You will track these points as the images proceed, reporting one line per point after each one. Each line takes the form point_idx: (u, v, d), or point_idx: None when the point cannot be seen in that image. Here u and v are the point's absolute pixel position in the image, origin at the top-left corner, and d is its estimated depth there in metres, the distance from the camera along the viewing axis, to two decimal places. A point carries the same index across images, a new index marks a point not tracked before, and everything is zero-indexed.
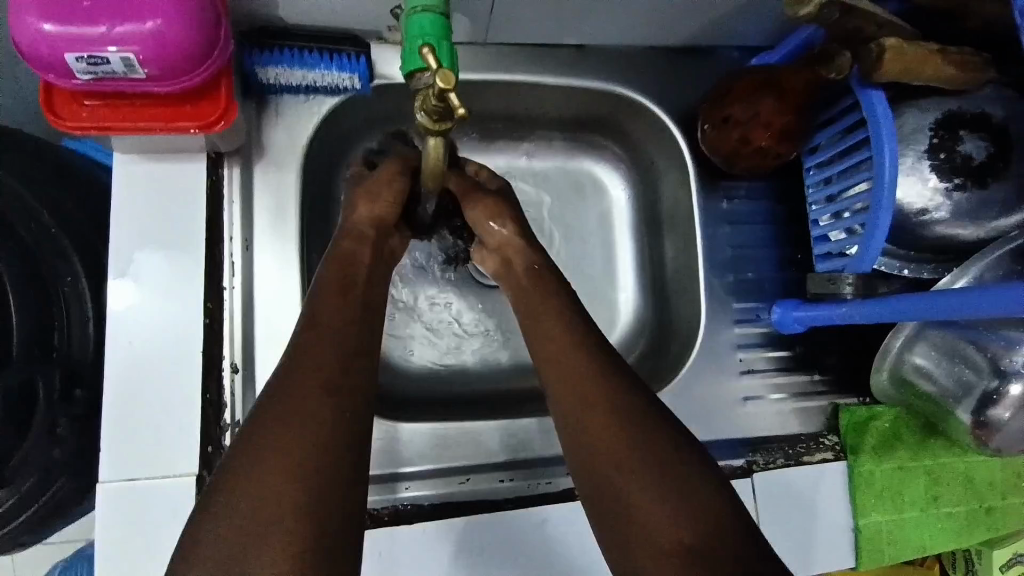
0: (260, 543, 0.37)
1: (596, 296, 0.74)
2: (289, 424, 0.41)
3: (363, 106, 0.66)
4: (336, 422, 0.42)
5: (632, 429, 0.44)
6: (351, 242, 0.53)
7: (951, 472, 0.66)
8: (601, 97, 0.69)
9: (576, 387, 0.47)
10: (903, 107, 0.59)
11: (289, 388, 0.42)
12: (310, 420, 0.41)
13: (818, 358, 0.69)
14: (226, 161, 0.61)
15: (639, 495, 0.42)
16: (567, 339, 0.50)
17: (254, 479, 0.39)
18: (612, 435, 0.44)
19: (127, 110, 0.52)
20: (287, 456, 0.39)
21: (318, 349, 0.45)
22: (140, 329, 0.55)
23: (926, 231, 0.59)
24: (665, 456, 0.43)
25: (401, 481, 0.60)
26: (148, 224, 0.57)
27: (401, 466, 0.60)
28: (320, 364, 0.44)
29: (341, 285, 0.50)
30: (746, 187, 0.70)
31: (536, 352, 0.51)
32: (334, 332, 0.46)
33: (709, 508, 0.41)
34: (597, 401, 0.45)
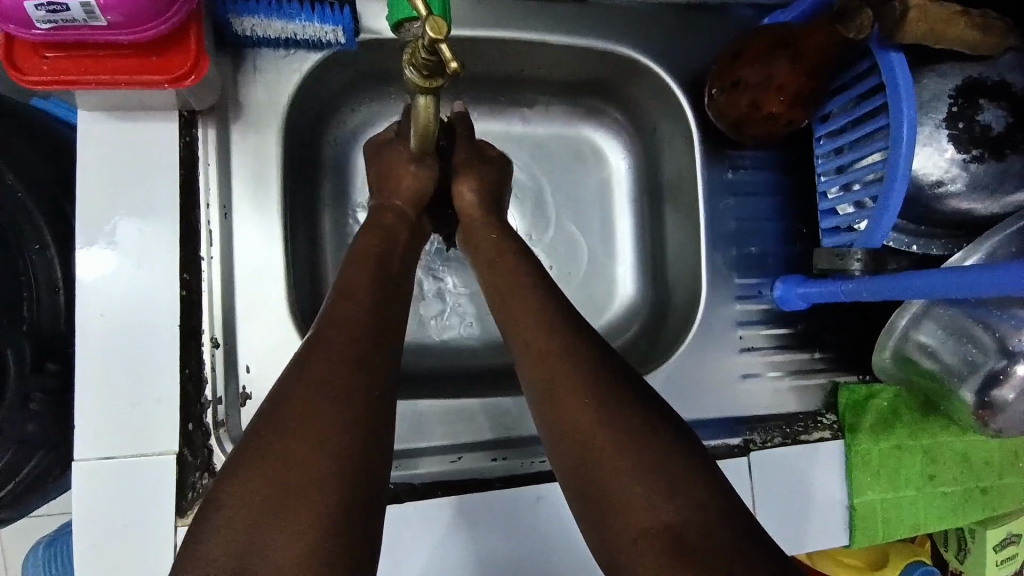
0: (277, 525, 0.36)
1: (592, 271, 0.72)
2: (307, 402, 0.40)
3: (348, 63, 0.61)
4: (357, 402, 0.40)
5: (648, 428, 0.42)
6: (394, 216, 0.54)
7: (949, 452, 0.65)
8: (603, 59, 0.65)
9: (558, 388, 0.45)
10: (922, 72, 0.56)
11: (299, 378, 0.41)
12: (330, 399, 0.40)
13: (818, 336, 0.67)
14: (201, 120, 0.56)
15: (624, 501, 0.40)
16: (551, 336, 0.47)
17: (270, 458, 0.38)
18: (594, 430, 0.42)
19: (90, 62, 0.47)
20: (308, 435, 0.38)
21: (340, 328, 0.44)
22: (115, 301, 0.53)
23: (940, 205, 0.56)
24: (655, 459, 0.41)
25: (415, 458, 0.60)
26: (120, 188, 0.53)
27: (406, 441, 0.60)
28: (339, 346, 0.43)
29: (374, 269, 0.49)
30: (752, 157, 0.67)
31: (533, 339, 0.47)
32: (346, 325, 0.44)
33: (699, 502, 0.39)
34: (592, 393, 0.44)
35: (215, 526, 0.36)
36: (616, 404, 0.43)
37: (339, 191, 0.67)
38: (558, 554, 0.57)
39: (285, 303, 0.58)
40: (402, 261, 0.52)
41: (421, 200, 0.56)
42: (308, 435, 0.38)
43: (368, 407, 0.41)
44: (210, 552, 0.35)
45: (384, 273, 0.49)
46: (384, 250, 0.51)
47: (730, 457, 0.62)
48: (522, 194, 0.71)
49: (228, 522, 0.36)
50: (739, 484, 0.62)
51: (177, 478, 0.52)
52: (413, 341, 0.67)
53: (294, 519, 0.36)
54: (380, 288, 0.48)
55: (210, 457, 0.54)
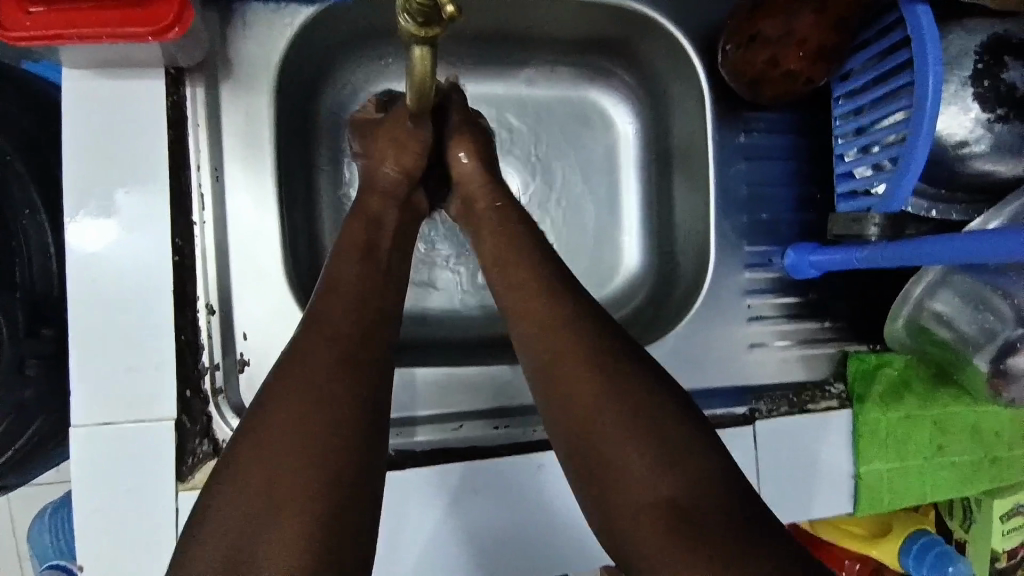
0: (269, 521, 0.35)
1: (580, 219, 0.69)
2: (304, 394, 0.39)
3: (343, 18, 0.58)
4: (348, 397, 0.39)
5: (658, 421, 0.41)
6: (379, 200, 0.53)
7: (959, 422, 0.64)
8: (612, 14, 0.62)
9: (556, 380, 0.43)
10: (948, 28, 0.52)
11: (295, 372, 0.40)
12: (321, 395, 0.39)
13: (829, 305, 0.65)
14: (188, 78, 0.54)
15: (635, 503, 0.39)
16: (546, 318, 0.45)
17: (269, 447, 0.37)
18: (596, 419, 0.41)
19: (75, 15, 0.45)
20: (302, 434, 0.38)
21: (336, 318, 0.43)
22: (106, 268, 0.51)
23: (963, 167, 0.53)
24: (655, 444, 0.40)
25: (414, 424, 0.59)
26: (107, 149, 0.51)
27: (415, 411, 0.59)
28: (336, 337, 0.42)
29: (363, 255, 0.48)
30: (766, 118, 0.64)
31: (537, 325, 0.46)
32: (341, 314, 0.43)
33: (699, 499, 0.38)
34: (599, 381, 0.42)
35: (207, 529, 0.36)
36: (618, 389, 0.42)
37: (336, 157, 0.65)
38: (561, 520, 0.57)
39: (281, 269, 0.56)
40: (393, 244, 0.51)
41: (415, 179, 0.54)
42: (297, 434, 0.38)
43: (367, 402, 0.40)
44: (212, 541, 0.35)
45: (379, 262, 0.48)
46: (373, 235, 0.50)
47: (733, 428, 0.62)
48: (502, 135, 0.68)
49: (227, 518, 0.36)
50: (744, 454, 0.61)
51: (176, 446, 0.52)
52: (414, 309, 0.66)
53: (292, 509, 0.36)
54: (372, 278, 0.47)
55: (211, 424, 0.54)
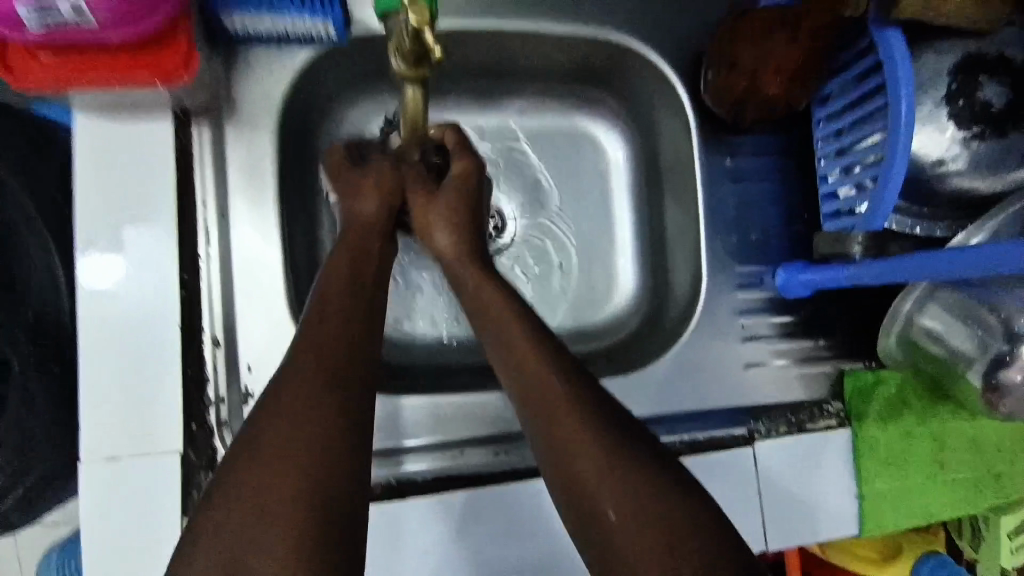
0: (264, 535, 0.36)
1: (555, 238, 0.71)
2: (294, 413, 0.40)
3: (341, 59, 0.61)
4: (336, 413, 0.41)
5: (630, 439, 0.43)
6: (359, 236, 0.53)
7: (958, 438, 0.64)
8: (597, 48, 0.64)
9: (540, 406, 0.45)
10: (919, 50, 0.53)
11: (285, 392, 0.41)
12: (310, 413, 0.40)
13: (823, 323, 0.66)
14: (194, 120, 0.57)
15: (612, 518, 0.40)
16: (523, 347, 0.47)
17: (261, 465, 0.39)
18: (574, 442, 0.43)
19: (83, 62, 0.47)
20: (292, 452, 0.39)
21: (325, 339, 0.45)
22: (114, 305, 0.53)
23: (942, 184, 0.54)
24: (626, 466, 0.41)
25: (403, 455, 0.59)
26: (116, 188, 0.54)
27: (402, 440, 0.58)
28: (324, 356, 0.43)
29: (352, 277, 0.50)
30: (751, 142, 0.66)
31: (515, 348, 0.48)
32: (330, 335, 0.45)
33: (671, 522, 0.39)
34: (576, 398, 0.44)
35: (200, 548, 0.37)
36: (592, 415, 0.43)
37: None
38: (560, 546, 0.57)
39: (283, 300, 0.58)
40: (379, 267, 0.52)
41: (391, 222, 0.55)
42: (292, 457, 0.39)
43: (354, 419, 0.41)
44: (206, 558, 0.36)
45: (366, 283, 0.50)
46: (360, 260, 0.51)
47: (731, 449, 0.62)
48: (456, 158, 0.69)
49: (219, 536, 0.37)
50: (744, 475, 0.61)
51: (181, 478, 0.53)
52: (411, 338, 0.66)
53: (283, 525, 0.37)
54: (360, 299, 0.49)
55: (214, 457, 0.55)
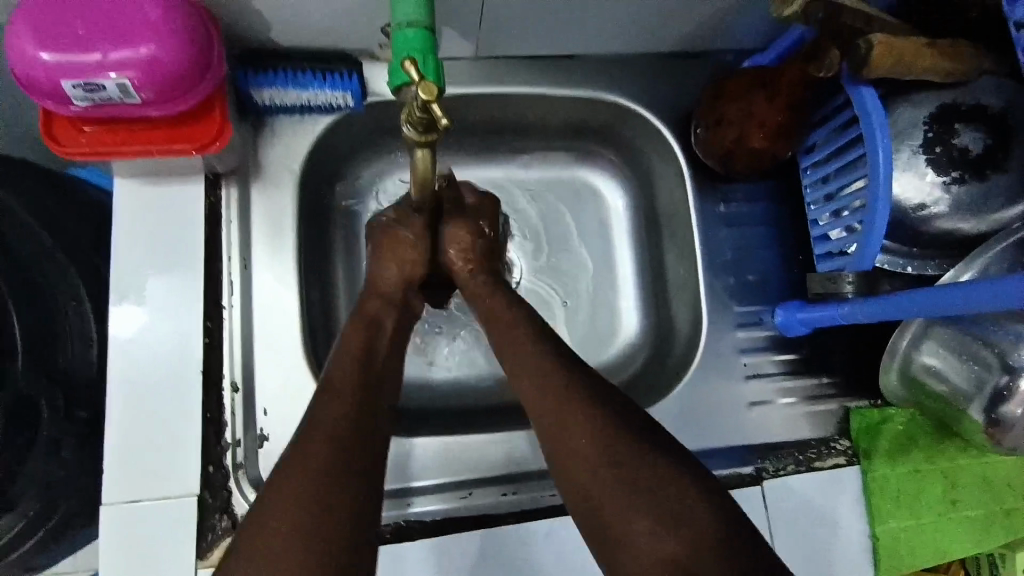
0: (284, 561, 0.38)
1: (547, 288, 0.73)
2: (311, 445, 0.43)
3: (357, 123, 0.66)
4: (348, 447, 0.43)
5: (637, 452, 0.44)
6: (379, 303, 0.56)
7: (968, 474, 0.64)
8: (595, 106, 0.69)
9: (546, 427, 0.47)
10: (895, 103, 0.57)
11: (305, 426, 0.44)
12: (324, 445, 0.43)
13: (825, 361, 0.67)
14: (224, 181, 0.62)
15: (628, 533, 0.41)
16: (525, 373, 0.50)
17: (281, 494, 0.40)
18: (578, 454, 0.44)
19: (125, 135, 0.52)
20: (307, 482, 0.41)
21: (340, 379, 0.48)
22: (141, 352, 0.56)
23: (926, 227, 0.57)
24: (629, 470, 0.43)
25: (409, 497, 0.60)
26: (150, 244, 0.58)
27: (410, 481, 0.60)
28: (339, 395, 0.46)
29: (367, 324, 0.53)
30: (744, 189, 0.69)
31: (523, 382, 0.50)
32: (345, 376, 0.48)
33: (682, 526, 0.41)
34: (584, 415, 0.46)
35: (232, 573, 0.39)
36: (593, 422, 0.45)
37: (350, 241, 0.71)
38: None
39: (299, 347, 0.61)
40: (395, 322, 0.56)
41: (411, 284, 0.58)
42: (311, 494, 0.40)
43: (364, 454, 0.44)
44: None
45: (381, 330, 0.54)
46: (379, 313, 0.55)
47: (740, 487, 0.62)
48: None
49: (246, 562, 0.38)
50: (754, 514, 0.61)
51: (197, 521, 0.55)
52: (424, 378, 0.68)
53: (297, 553, 0.38)
54: (372, 343, 0.52)
55: (230, 500, 0.57)
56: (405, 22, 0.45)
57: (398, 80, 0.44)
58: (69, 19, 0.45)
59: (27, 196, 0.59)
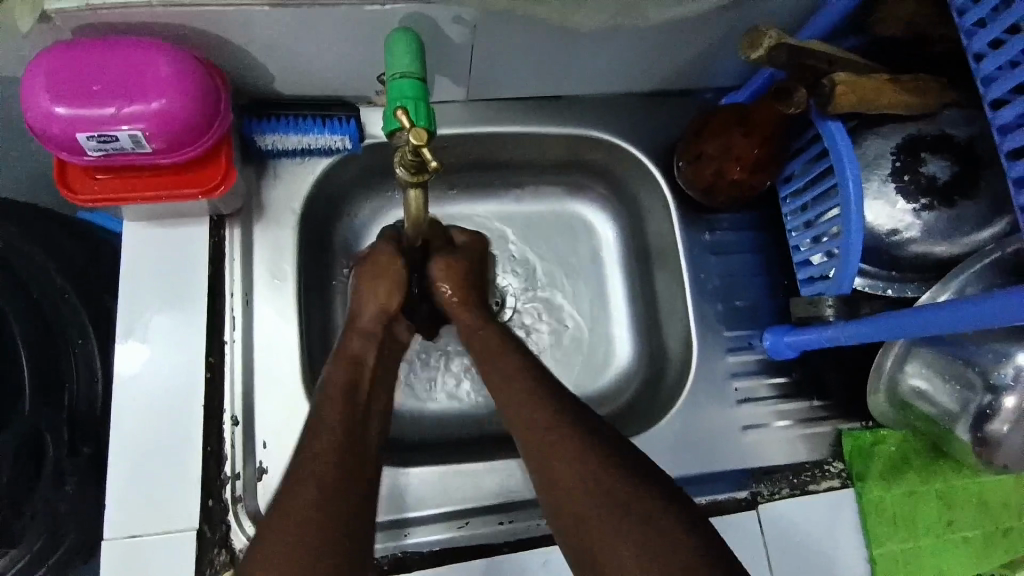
0: None
1: (544, 314, 0.75)
2: (308, 473, 0.44)
3: (355, 164, 0.69)
4: (341, 472, 0.45)
5: (623, 482, 0.45)
6: (359, 339, 0.55)
7: (963, 495, 0.64)
8: (582, 143, 0.72)
9: (539, 452, 0.48)
10: (864, 135, 0.60)
11: (304, 455, 0.46)
12: (320, 472, 0.45)
13: (816, 384, 0.68)
14: (228, 222, 0.64)
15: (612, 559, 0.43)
16: (525, 403, 0.51)
17: (282, 526, 0.42)
18: (567, 479, 0.46)
19: (135, 181, 0.55)
20: (304, 511, 0.43)
21: (334, 405, 0.50)
22: (146, 388, 0.58)
23: (902, 251, 0.59)
24: (612, 499, 0.44)
25: (407, 526, 0.61)
26: (156, 284, 0.60)
27: (406, 512, 0.61)
28: (334, 422, 0.48)
29: (357, 349, 0.55)
30: (728, 218, 0.72)
31: (512, 411, 0.51)
32: (337, 403, 0.50)
33: (662, 554, 0.42)
34: (571, 445, 0.47)
35: None
36: (582, 451, 0.47)
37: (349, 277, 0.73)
38: None
39: (299, 380, 0.62)
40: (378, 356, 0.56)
41: (390, 315, 0.57)
42: (306, 522, 0.42)
43: (356, 479, 0.46)
44: None
45: (370, 354, 0.55)
46: (366, 339, 0.56)
47: (735, 513, 0.63)
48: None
49: None
50: (747, 539, 0.62)
51: (196, 556, 0.55)
52: (419, 407, 0.70)
53: None
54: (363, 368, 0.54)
55: (228, 533, 0.57)
56: (398, 72, 0.49)
57: (390, 126, 0.47)
58: (85, 76, 0.48)
59: (39, 238, 0.62)
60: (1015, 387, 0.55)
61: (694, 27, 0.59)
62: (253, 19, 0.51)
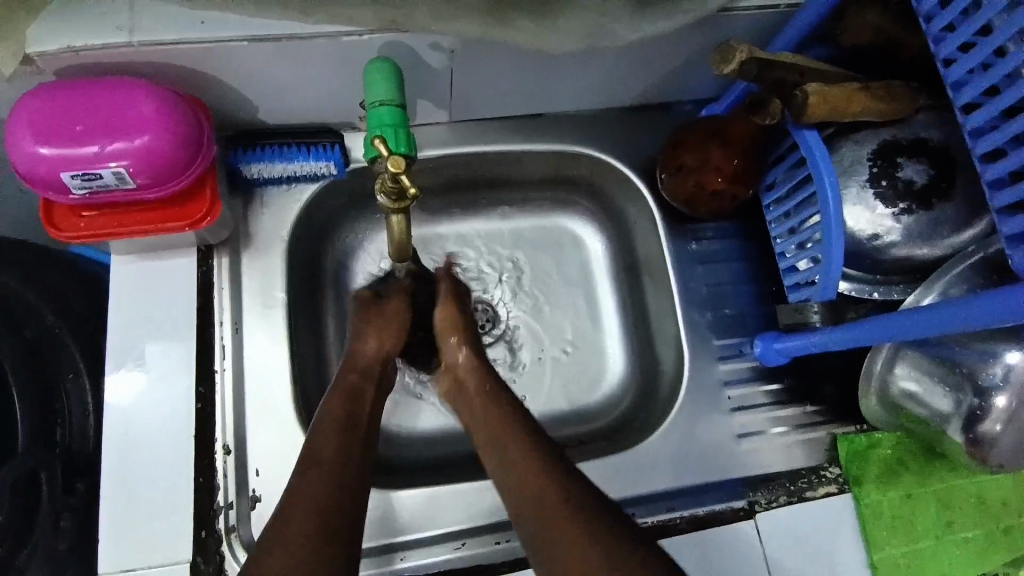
0: None
1: (529, 339, 0.75)
2: (304, 496, 0.46)
3: (342, 188, 0.70)
4: (333, 490, 0.47)
5: (608, 520, 0.45)
6: (357, 376, 0.56)
7: (962, 495, 0.64)
8: (566, 158, 0.73)
9: (527, 477, 0.48)
10: (838, 142, 0.61)
11: (299, 485, 0.47)
12: (315, 491, 0.46)
13: (808, 390, 0.68)
14: (216, 252, 0.65)
15: None
16: (519, 452, 0.50)
17: (276, 548, 0.43)
18: (553, 505, 0.46)
19: (121, 217, 0.56)
20: (295, 531, 0.44)
21: (334, 428, 0.51)
22: (138, 420, 0.58)
23: (883, 255, 0.60)
24: (604, 522, 0.45)
25: (394, 552, 0.60)
26: (148, 314, 0.61)
27: (397, 536, 0.60)
28: (333, 446, 0.50)
29: (354, 386, 0.55)
30: (713, 227, 0.73)
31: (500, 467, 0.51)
32: (337, 429, 0.51)
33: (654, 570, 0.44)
34: (563, 487, 0.47)
35: None
36: (570, 488, 0.47)
37: (340, 301, 0.73)
38: None
39: (291, 406, 0.62)
40: (375, 395, 0.56)
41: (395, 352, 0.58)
42: (296, 540, 0.43)
43: (347, 497, 0.47)
44: None
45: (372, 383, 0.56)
46: (362, 374, 0.56)
47: (734, 522, 0.62)
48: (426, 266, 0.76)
49: None
50: (746, 550, 0.61)
51: None
52: (411, 427, 0.70)
53: None
54: (364, 392, 0.55)
55: (223, 565, 0.57)
56: (377, 100, 0.50)
57: (369, 154, 0.48)
58: (69, 118, 0.49)
59: (29, 275, 0.62)
60: (1005, 386, 0.55)
61: (669, 44, 0.60)
62: (234, 54, 0.52)
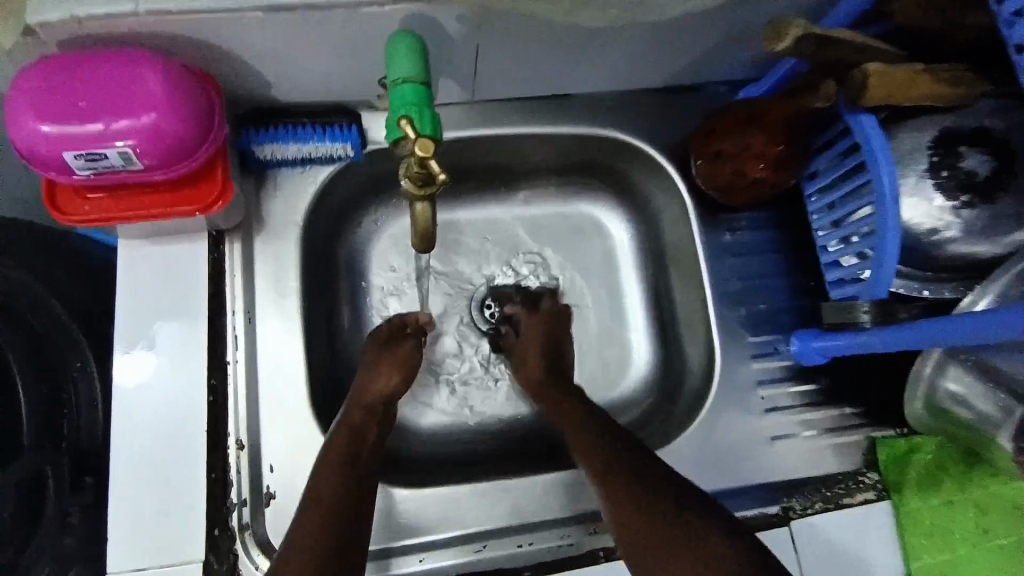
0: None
1: None
2: (316, 499, 0.48)
3: (358, 172, 0.66)
4: (340, 490, 0.49)
5: (669, 504, 0.48)
6: (362, 413, 0.55)
7: (1003, 501, 0.60)
8: (592, 143, 0.69)
9: (600, 464, 0.53)
10: (896, 129, 0.56)
11: (313, 486, 0.49)
12: (326, 494, 0.48)
13: (846, 391, 0.65)
14: (227, 238, 0.62)
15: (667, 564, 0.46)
16: (591, 441, 0.55)
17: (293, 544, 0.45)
18: (623, 498, 0.50)
19: (128, 200, 0.53)
20: (302, 531, 0.46)
21: (343, 434, 0.52)
22: (148, 414, 0.56)
23: (939, 251, 0.56)
24: (664, 507, 0.48)
25: (389, 557, 0.58)
26: (156, 303, 0.58)
27: (392, 540, 0.58)
28: (340, 452, 0.51)
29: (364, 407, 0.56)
30: (747, 218, 0.69)
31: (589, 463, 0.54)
32: (347, 436, 0.52)
33: (700, 553, 0.45)
34: (633, 477, 0.51)
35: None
36: (639, 473, 0.51)
37: (354, 289, 0.70)
38: None
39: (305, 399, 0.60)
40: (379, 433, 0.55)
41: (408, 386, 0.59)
42: (308, 533, 0.46)
43: (351, 503, 0.49)
44: None
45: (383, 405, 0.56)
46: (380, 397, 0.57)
47: (771, 527, 0.60)
48: (442, 252, 0.73)
49: None
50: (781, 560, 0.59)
51: None
52: (427, 426, 0.68)
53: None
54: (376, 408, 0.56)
55: (237, 563, 0.55)
56: (400, 78, 0.46)
57: (393, 135, 0.45)
58: (71, 92, 0.45)
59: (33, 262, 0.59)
60: None
61: (710, 22, 0.56)
62: (246, 26, 0.48)
